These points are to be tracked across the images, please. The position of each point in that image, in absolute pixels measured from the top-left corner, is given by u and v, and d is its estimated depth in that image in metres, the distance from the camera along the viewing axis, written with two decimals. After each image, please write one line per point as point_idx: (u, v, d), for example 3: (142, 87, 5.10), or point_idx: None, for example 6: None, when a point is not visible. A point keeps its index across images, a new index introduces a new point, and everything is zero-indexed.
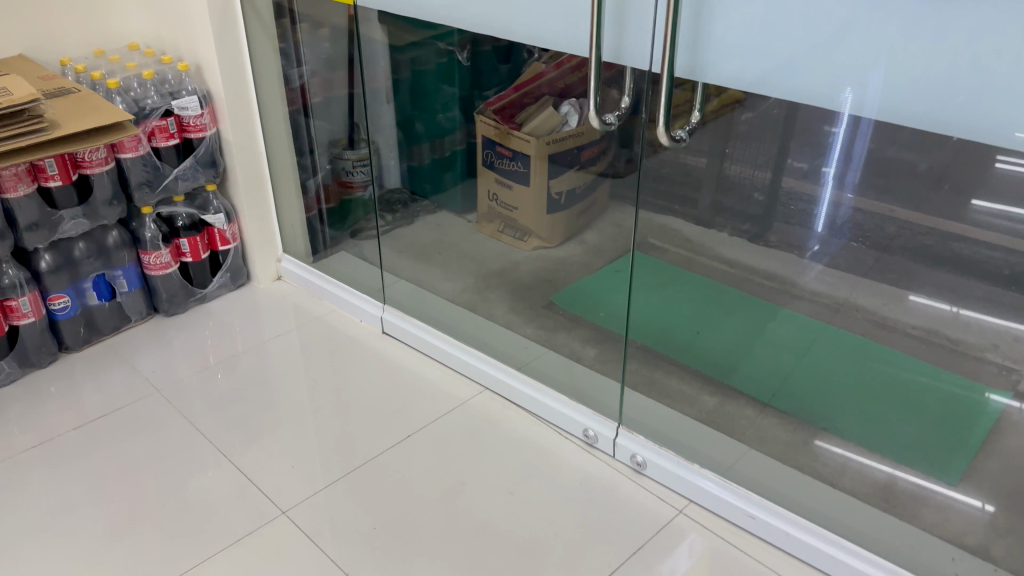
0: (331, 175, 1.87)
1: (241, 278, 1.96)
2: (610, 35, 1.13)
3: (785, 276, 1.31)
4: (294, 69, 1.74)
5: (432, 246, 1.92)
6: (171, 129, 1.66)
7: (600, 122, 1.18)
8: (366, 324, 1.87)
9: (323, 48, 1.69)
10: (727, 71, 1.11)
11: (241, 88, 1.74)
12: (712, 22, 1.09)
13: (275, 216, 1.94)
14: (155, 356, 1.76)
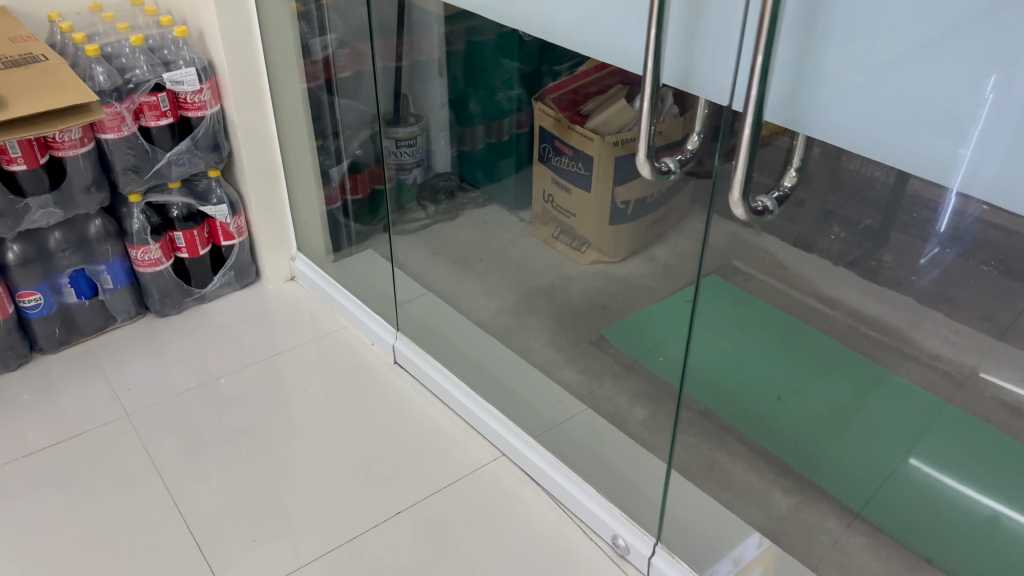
0: (357, 164, 1.54)
1: (249, 277, 1.70)
2: (676, 45, 0.80)
3: (906, 329, 0.89)
4: (316, 38, 1.43)
5: (473, 250, 1.56)
6: (163, 107, 1.41)
7: (652, 169, 0.83)
8: (379, 347, 1.60)
9: (353, 14, 1.36)
10: (834, 123, 0.75)
11: (248, 61, 1.47)
12: (826, 36, 0.72)
13: (289, 210, 1.67)
14: (141, 365, 1.53)
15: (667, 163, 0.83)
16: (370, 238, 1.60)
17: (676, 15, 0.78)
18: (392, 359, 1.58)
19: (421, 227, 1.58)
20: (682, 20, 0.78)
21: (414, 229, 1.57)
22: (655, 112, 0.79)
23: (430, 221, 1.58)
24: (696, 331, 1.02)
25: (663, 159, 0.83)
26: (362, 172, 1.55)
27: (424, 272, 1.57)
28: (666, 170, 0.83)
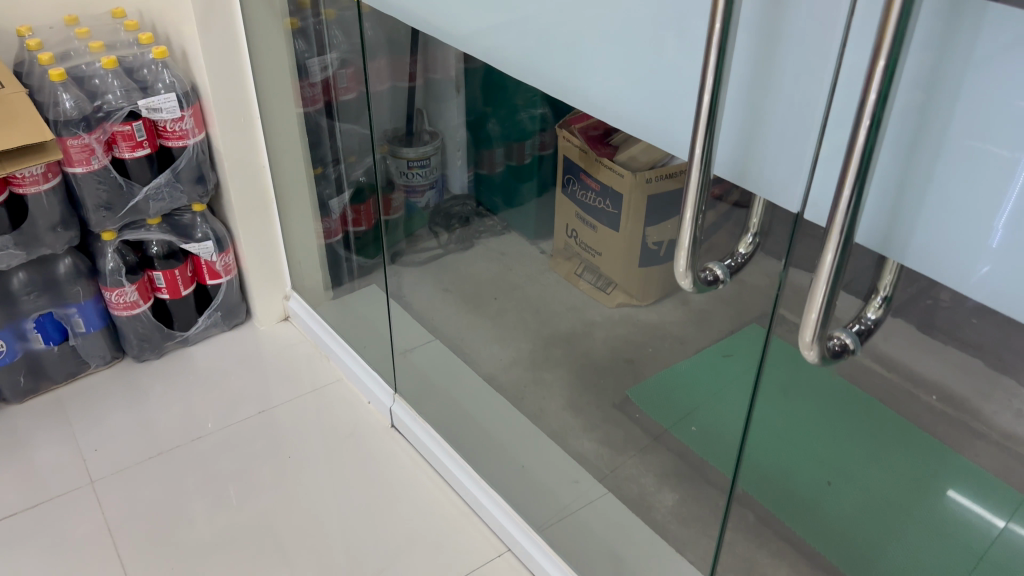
0: (361, 192, 1.34)
1: (238, 317, 1.55)
2: (734, 117, 0.63)
3: (974, 400, 0.60)
4: (314, 58, 1.25)
5: (487, 286, 1.28)
6: (140, 137, 1.26)
7: (694, 280, 0.66)
8: (376, 405, 1.45)
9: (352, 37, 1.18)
10: (945, 221, 0.53)
11: (234, 84, 1.31)
12: (952, 132, 0.50)
13: (283, 247, 1.51)
14: (114, 419, 1.39)
15: (714, 270, 0.66)
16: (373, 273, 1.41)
17: (736, 79, 0.61)
18: (390, 422, 1.43)
19: (430, 259, 1.34)
20: (744, 86, 0.61)
21: (422, 259, 1.34)
22: (705, 207, 0.63)
23: (442, 252, 1.33)
24: (763, 396, 0.77)
25: (708, 266, 0.67)
26: (365, 201, 1.34)
27: (431, 314, 1.35)
28: (713, 279, 0.67)
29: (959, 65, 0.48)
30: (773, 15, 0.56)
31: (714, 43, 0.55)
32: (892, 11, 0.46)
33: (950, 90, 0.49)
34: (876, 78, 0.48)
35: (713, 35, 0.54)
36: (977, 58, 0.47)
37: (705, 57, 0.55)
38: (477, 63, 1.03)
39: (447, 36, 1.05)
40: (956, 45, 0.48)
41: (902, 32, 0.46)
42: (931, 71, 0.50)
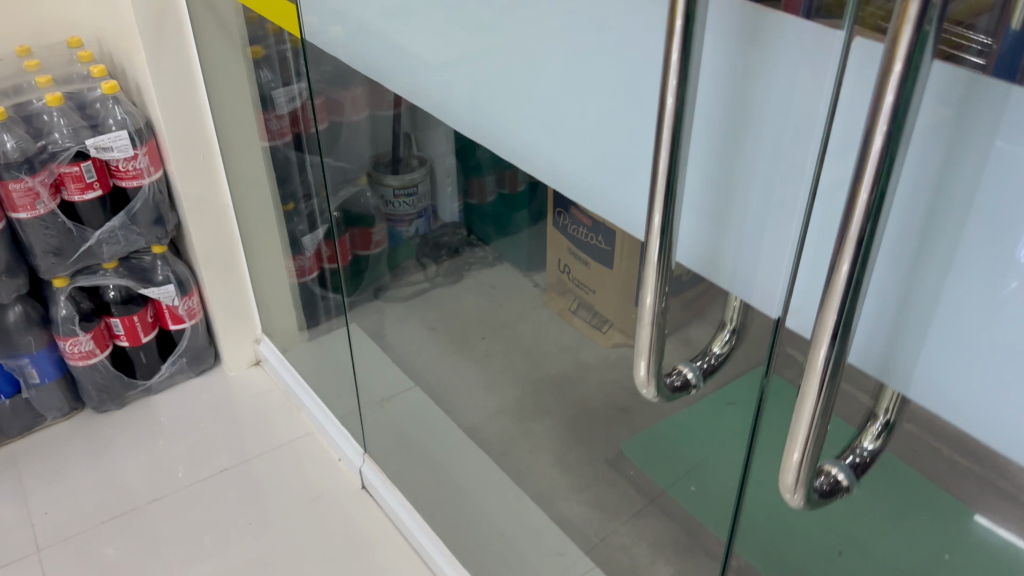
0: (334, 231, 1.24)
1: (205, 362, 1.46)
2: (701, 199, 0.53)
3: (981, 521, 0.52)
4: (280, 88, 1.15)
5: (476, 322, 1.19)
6: (89, 178, 1.17)
7: (659, 390, 0.56)
8: (346, 464, 1.34)
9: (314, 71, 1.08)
10: (955, 339, 0.43)
11: (191, 119, 1.22)
12: (965, 243, 0.41)
13: (251, 289, 1.42)
14: (69, 477, 1.29)
15: (685, 372, 0.56)
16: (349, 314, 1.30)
17: (703, 156, 0.51)
18: (361, 483, 1.32)
19: (415, 293, 1.28)
20: (712, 170, 0.51)
21: (406, 294, 1.29)
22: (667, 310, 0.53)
23: (428, 285, 1.27)
24: (746, 506, 0.64)
25: (678, 368, 0.56)
26: (341, 240, 1.25)
27: (412, 358, 1.26)
28: (683, 383, 0.56)
29: (973, 164, 0.39)
30: (738, 90, 0.47)
31: (666, 118, 0.45)
32: (893, 74, 0.36)
33: (961, 194, 0.40)
34: (870, 161, 0.38)
35: (665, 111, 0.44)
36: (996, 156, 0.38)
37: (657, 134, 0.46)
38: (441, 105, 0.93)
39: (412, 79, 0.95)
40: (967, 142, 0.39)
41: (905, 104, 0.36)
42: (937, 171, 0.40)
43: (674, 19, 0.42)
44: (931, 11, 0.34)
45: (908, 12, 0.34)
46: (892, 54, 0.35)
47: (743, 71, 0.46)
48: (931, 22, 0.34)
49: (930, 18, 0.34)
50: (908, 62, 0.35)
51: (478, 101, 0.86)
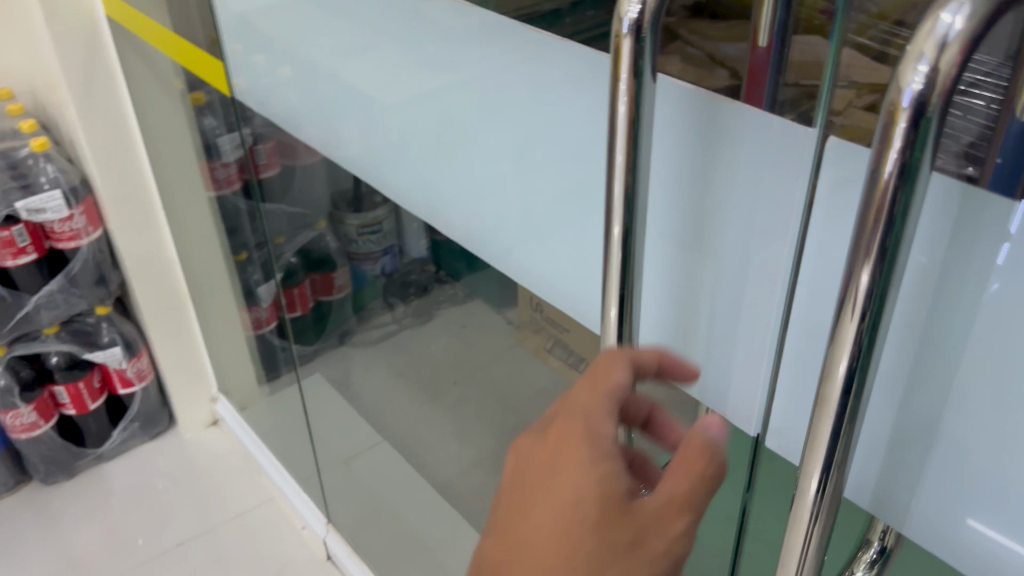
0: (294, 275, 1.21)
1: (160, 424, 1.39)
2: (668, 281, 0.51)
3: None
4: (225, 134, 1.09)
5: (448, 365, 1.10)
6: (22, 241, 1.10)
7: None
8: (309, 533, 1.26)
9: (260, 117, 1.02)
10: (963, 448, 0.39)
11: (130, 173, 1.16)
12: (969, 373, 0.38)
13: (204, 346, 1.35)
14: (14, 557, 1.21)
15: None
16: (316, 361, 1.24)
17: (667, 238, 0.49)
18: (326, 555, 1.23)
19: (384, 335, 1.18)
20: (677, 252, 0.49)
21: (370, 340, 1.20)
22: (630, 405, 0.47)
23: (397, 328, 1.17)
24: None
25: None
26: (301, 283, 1.22)
27: (382, 408, 1.19)
28: None
29: (976, 270, 0.35)
30: (700, 170, 0.45)
31: (615, 212, 0.40)
32: (880, 192, 0.30)
33: (962, 313, 0.37)
34: (856, 295, 0.32)
35: (612, 215, 0.40)
36: (999, 278, 0.35)
37: (604, 232, 0.40)
38: (394, 152, 0.87)
39: (364, 123, 0.88)
40: (969, 250, 0.35)
41: (898, 228, 0.30)
42: (932, 290, 0.37)
43: (616, 108, 0.36)
44: (928, 123, 0.28)
45: (898, 125, 0.28)
46: (876, 171, 0.30)
47: (698, 158, 0.44)
48: (929, 133, 0.28)
49: (928, 129, 0.28)
50: (896, 184, 0.29)
51: (434, 152, 0.81)
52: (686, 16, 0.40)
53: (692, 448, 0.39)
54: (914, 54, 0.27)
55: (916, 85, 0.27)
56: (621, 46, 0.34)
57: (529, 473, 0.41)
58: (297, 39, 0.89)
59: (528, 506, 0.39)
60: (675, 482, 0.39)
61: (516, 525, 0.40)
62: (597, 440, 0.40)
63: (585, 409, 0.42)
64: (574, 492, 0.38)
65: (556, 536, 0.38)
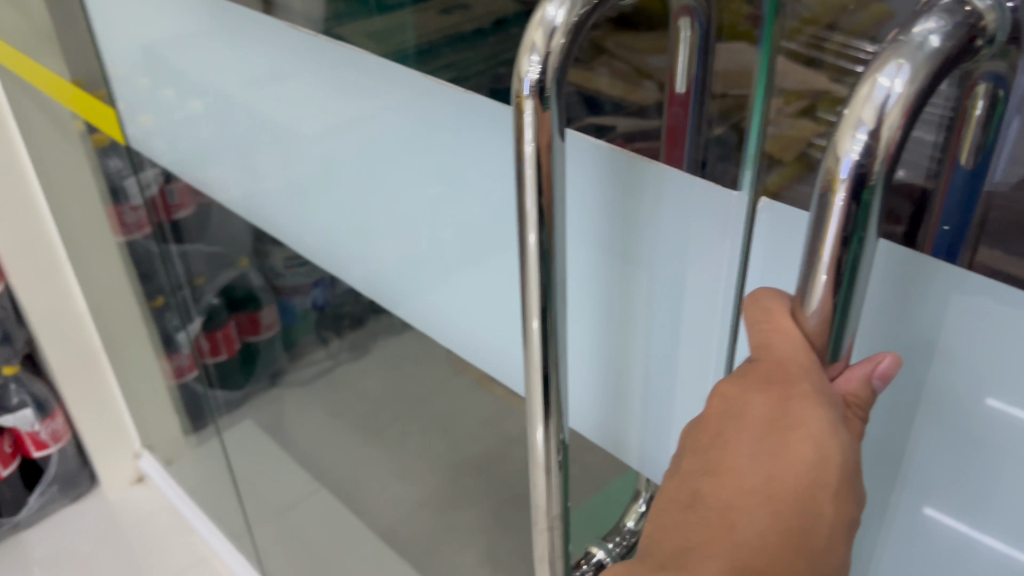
0: (216, 316, 1.17)
1: (81, 486, 1.31)
2: (599, 296, 0.52)
3: None
4: (132, 176, 1.02)
5: (387, 401, 1.03)
6: None
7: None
8: None
9: (171, 155, 0.97)
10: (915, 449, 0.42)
11: (30, 225, 1.09)
12: (928, 380, 0.40)
13: (123, 399, 1.27)
14: None
15: (595, 554, 0.47)
16: (242, 409, 1.19)
17: (598, 254, 0.50)
18: None
19: (319, 372, 1.12)
20: (608, 267, 0.50)
21: (304, 378, 1.14)
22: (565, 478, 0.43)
23: (332, 363, 1.10)
24: None
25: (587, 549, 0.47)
26: (225, 325, 1.18)
27: (317, 454, 1.13)
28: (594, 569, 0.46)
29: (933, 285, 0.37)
30: (629, 187, 0.46)
31: (531, 270, 0.36)
32: (825, 251, 0.29)
33: (920, 323, 0.39)
34: (809, 317, 0.31)
35: (527, 263, 0.35)
36: (951, 291, 0.37)
37: (522, 289, 0.36)
38: (313, 191, 0.83)
39: (284, 155, 0.83)
40: (924, 270, 0.37)
41: (847, 282, 0.30)
42: (889, 302, 0.39)
43: (524, 174, 0.33)
44: (869, 195, 0.28)
45: (837, 195, 0.28)
46: (820, 232, 0.29)
47: (618, 179, 0.46)
48: (872, 201, 0.28)
49: (870, 200, 0.28)
50: (842, 245, 0.29)
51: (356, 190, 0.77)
52: (609, 30, 0.41)
53: (861, 385, 0.32)
54: (852, 121, 0.27)
55: (855, 154, 0.27)
56: (524, 107, 0.31)
57: (739, 417, 0.32)
58: (209, 70, 0.84)
59: (746, 451, 0.31)
60: (860, 431, 0.31)
61: (722, 472, 0.31)
62: (827, 389, 0.31)
63: (805, 348, 0.31)
64: (812, 453, 0.30)
65: (782, 504, 0.30)
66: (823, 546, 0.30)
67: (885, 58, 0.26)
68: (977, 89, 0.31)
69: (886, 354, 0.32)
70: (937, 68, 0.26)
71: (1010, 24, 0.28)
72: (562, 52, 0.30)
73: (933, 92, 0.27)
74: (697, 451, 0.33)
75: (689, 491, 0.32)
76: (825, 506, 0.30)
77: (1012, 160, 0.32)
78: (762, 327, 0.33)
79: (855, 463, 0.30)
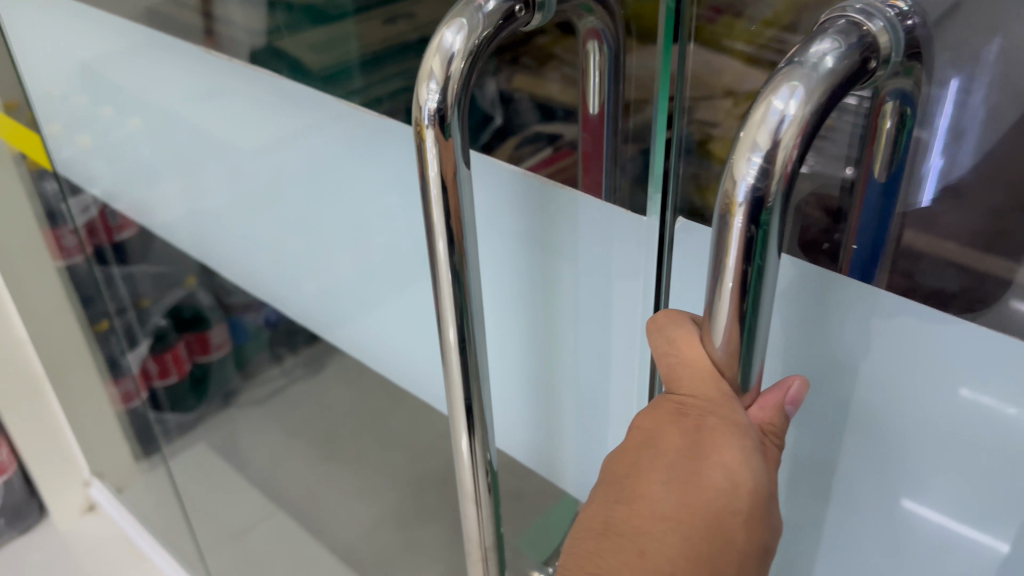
0: (164, 337, 1.13)
1: (27, 518, 1.28)
2: (527, 278, 0.57)
3: None
4: (69, 200, 1.00)
5: (347, 420, 1.02)
6: None
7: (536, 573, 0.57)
8: None
9: (116, 173, 0.95)
10: (840, 438, 0.46)
11: None
12: (847, 375, 0.43)
13: (69, 428, 1.24)
14: None
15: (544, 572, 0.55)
16: (196, 431, 1.18)
17: (520, 239, 0.55)
18: None
19: (273, 392, 1.09)
20: (530, 252, 0.55)
21: (259, 397, 1.12)
22: (498, 507, 0.43)
23: (288, 380, 1.06)
24: None
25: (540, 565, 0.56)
26: (174, 346, 1.14)
27: (275, 476, 1.11)
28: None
29: (845, 293, 0.40)
30: (545, 186, 0.50)
31: (444, 291, 0.37)
32: (729, 272, 0.31)
33: (836, 326, 0.42)
34: (720, 333, 0.33)
35: (439, 281, 0.36)
36: (865, 297, 0.40)
37: (436, 306, 0.37)
38: (264, 205, 0.83)
39: (233, 169, 0.82)
40: (836, 280, 0.40)
41: (751, 304, 0.31)
42: (808, 308, 0.42)
43: (430, 199, 0.34)
44: (768, 216, 0.29)
45: (736, 218, 0.29)
46: (723, 255, 0.30)
47: (534, 178, 0.50)
48: (771, 221, 0.29)
49: (770, 219, 0.29)
50: (743, 266, 0.30)
51: (308, 202, 0.77)
52: (558, 35, 0.42)
53: (774, 413, 0.35)
54: (747, 143, 0.28)
55: (751, 178, 0.28)
56: (426, 135, 0.33)
57: (653, 447, 0.34)
58: (150, 86, 0.83)
59: (661, 479, 0.34)
60: (770, 458, 0.34)
61: (636, 500, 0.34)
62: (744, 419, 0.33)
63: (714, 378, 0.34)
64: (724, 479, 0.33)
65: (693, 530, 0.33)
66: (731, 566, 0.33)
67: (778, 82, 0.27)
68: (886, 107, 0.33)
69: (794, 380, 0.35)
70: (832, 87, 0.28)
71: (903, 42, 0.31)
72: (460, 79, 0.31)
73: (829, 112, 0.28)
74: (611, 480, 0.35)
75: (602, 520, 0.35)
76: (735, 528, 0.33)
77: (922, 173, 0.34)
78: (669, 359, 0.35)
79: (766, 487, 0.33)
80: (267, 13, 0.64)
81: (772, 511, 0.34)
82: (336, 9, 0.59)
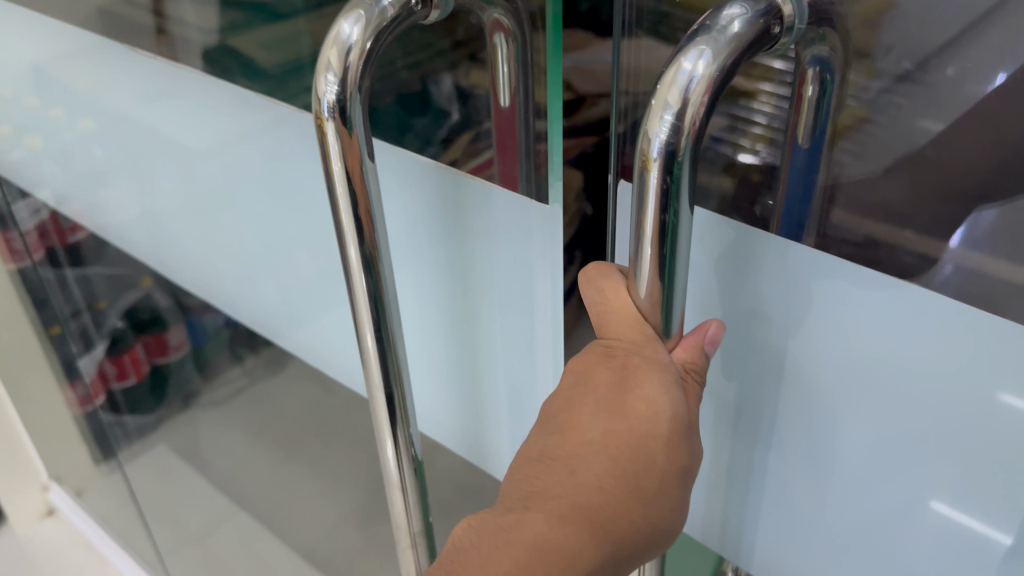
0: (122, 339, 1.10)
1: None
2: (443, 270, 0.58)
3: None
4: (19, 202, 1.00)
5: (308, 420, 1.01)
6: None
7: None
8: None
9: (67, 177, 0.94)
10: (772, 392, 0.48)
11: None
12: (773, 332, 0.45)
13: (26, 432, 1.23)
14: None
15: None
16: (155, 433, 1.16)
17: (432, 229, 0.56)
18: None
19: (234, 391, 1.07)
20: (444, 244, 0.56)
21: (218, 398, 1.10)
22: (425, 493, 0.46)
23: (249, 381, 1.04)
24: None
25: None
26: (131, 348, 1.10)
27: (236, 477, 1.10)
28: None
29: (767, 251, 0.42)
30: (454, 177, 0.52)
31: (357, 285, 0.38)
32: (648, 229, 0.32)
33: (761, 284, 0.44)
34: (643, 284, 0.35)
35: (350, 279, 0.38)
36: (785, 256, 0.42)
37: (350, 300, 0.39)
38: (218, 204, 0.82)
39: (185, 168, 0.82)
40: (759, 239, 0.42)
41: (669, 259, 0.33)
42: (736, 267, 0.44)
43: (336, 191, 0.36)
44: (679, 168, 0.30)
45: (651, 173, 0.31)
46: (642, 212, 0.32)
47: (444, 170, 0.52)
48: (682, 175, 0.31)
49: (681, 172, 0.31)
50: (659, 222, 0.32)
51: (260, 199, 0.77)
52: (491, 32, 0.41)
53: (696, 353, 0.37)
54: (660, 104, 0.30)
55: (663, 134, 0.30)
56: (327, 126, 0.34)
57: (584, 385, 0.38)
58: (98, 86, 0.82)
59: (590, 410, 0.37)
60: (692, 391, 0.37)
61: (569, 430, 0.37)
62: (665, 357, 0.36)
63: (639, 324, 0.36)
64: (646, 409, 0.35)
65: (619, 451, 0.36)
66: (653, 486, 0.36)
67: (688, 44, 0.29)
68: (807, 74, 0.35)
69: (713, 323, 0.38)
70: (742, 46, 0.29)
71: (806, 11, 0.32)
72: (357, 70, 0.32)
73: (736, 72, 0.30)
74: (549, 415, 0.39)
75: (538, 450, 0.38)
76: (657, 451, 0.36)
77: (843, 137, 0.36)
78: (599, 307, 0.38)
79: (687, 417, 0.36)
80: (217, 10, 0.64)
81: (694, 439, 0.37)
82: (285, 7, 0.58)
